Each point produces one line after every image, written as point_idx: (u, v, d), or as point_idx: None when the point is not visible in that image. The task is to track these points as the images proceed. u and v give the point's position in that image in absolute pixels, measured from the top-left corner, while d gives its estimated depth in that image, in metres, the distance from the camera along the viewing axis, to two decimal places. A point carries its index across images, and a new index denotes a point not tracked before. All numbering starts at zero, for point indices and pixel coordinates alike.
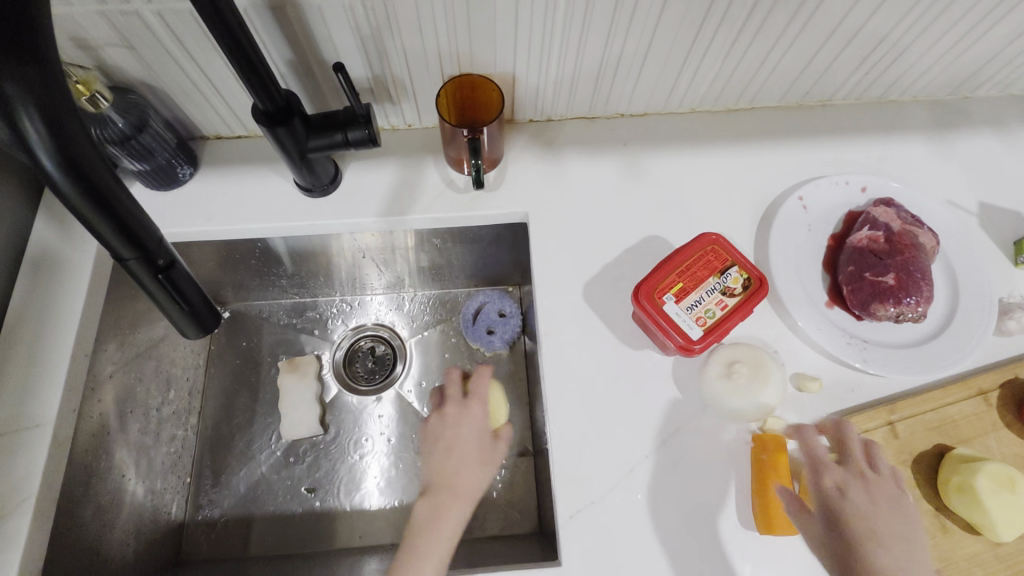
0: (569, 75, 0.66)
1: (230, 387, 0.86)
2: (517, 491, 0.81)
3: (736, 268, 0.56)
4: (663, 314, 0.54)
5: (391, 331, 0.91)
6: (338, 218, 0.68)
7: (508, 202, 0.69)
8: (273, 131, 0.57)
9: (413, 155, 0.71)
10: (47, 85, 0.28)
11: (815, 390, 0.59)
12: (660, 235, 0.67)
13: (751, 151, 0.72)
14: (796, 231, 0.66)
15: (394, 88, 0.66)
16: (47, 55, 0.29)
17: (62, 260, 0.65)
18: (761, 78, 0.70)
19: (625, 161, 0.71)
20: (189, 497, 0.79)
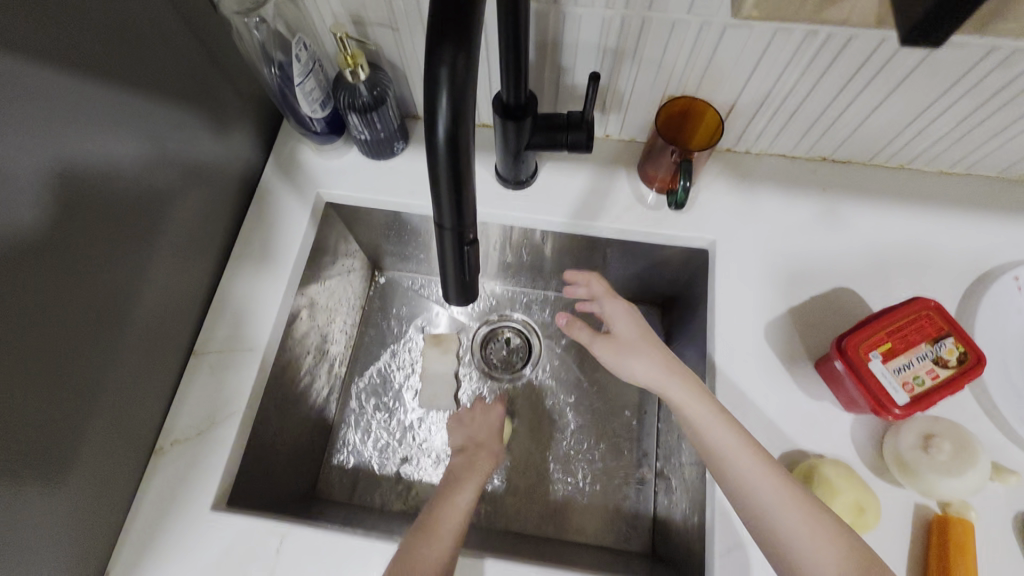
0: (787, 114, 0.66)
1: (377, 347, 0.92)
2: (631, 508, 0.81)
3: (952, 340, 0.53)
4: (867, 370, 0.53)
5: (529, 324, 0.94)
6: (530, 213, 0.71)
7: (695, 227, 0.69)
8: (505, 123, 0.61)
9: (607, 165, 0.73)
10: (464, 83, 0.30)
11: (1012, 482, 0.54)
12: (851, 288, 0.65)
13: (960, 218, 0.68)
14: (1006, 311, 0.62)
15: (610, 100, 0.69)
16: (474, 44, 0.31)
17: (282, 206, 0.72)
18: (991, 147, 0.66)
19: (822, 207, 0.69)
20: (329, 440, 0.86)
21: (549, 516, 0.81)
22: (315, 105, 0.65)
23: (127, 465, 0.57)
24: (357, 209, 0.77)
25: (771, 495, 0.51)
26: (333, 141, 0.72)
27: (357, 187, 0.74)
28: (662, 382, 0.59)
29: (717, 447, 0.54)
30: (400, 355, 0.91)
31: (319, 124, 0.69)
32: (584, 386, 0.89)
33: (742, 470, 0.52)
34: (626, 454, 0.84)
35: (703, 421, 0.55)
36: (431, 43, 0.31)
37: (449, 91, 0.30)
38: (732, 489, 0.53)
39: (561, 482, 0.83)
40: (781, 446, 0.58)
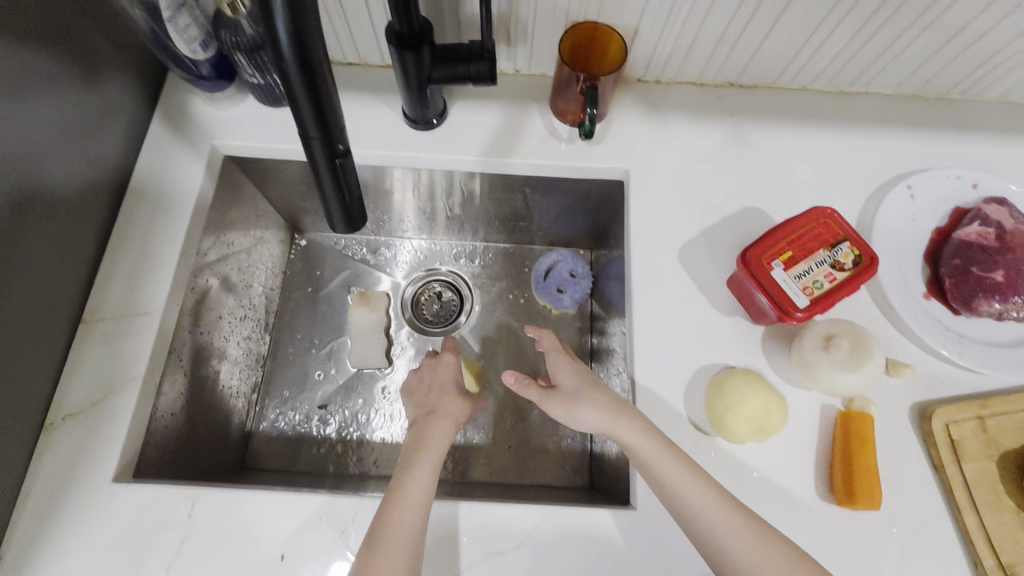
0: (691, 38, 0.66)
1: (303, 312, 0.88)
2: (570, 446, 0.82)
3: (848, 244, 0.55)
4: (770, 279, 0.54)
5: (460, 277, 0.92)
6: (442, 153, 0.69)
7: (609, 157, 0.69)
8: (401, 54, 0.58)
9: (518, 100, 0.71)
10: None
11: (908, 375, 0.58)
12: (760, 207, 0.66)
13: (860, 135, 0.71)
14: (901, 217, 0.65)
15: (514, 30, 0.66)
16: None
17: (174, 161, 0.67)
18: (884, 62, 0.68)
19: (730, 131, 0.70)
20: (257, 409, 0.82)
21: (490, 461, 0.81)
22: (195, 45, 0.60)
23: (15, 444, 0.52)
24: (261, 162, 0.73)
25: (723, 522, 0.49)
26: (225, 87, 0.68)
27: (256, 137, 0.69)
28: (613, 427, 0.54)
29: (673, 485, 0.50)
30: (328, 318, 0.88)
31: (205, 67, 0.64)
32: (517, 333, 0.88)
33: (711, 518, 0.49)
34: None
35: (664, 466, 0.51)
36: None
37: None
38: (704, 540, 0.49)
39: (500, 428, 0.83)
40: (697, 362, 0.59)
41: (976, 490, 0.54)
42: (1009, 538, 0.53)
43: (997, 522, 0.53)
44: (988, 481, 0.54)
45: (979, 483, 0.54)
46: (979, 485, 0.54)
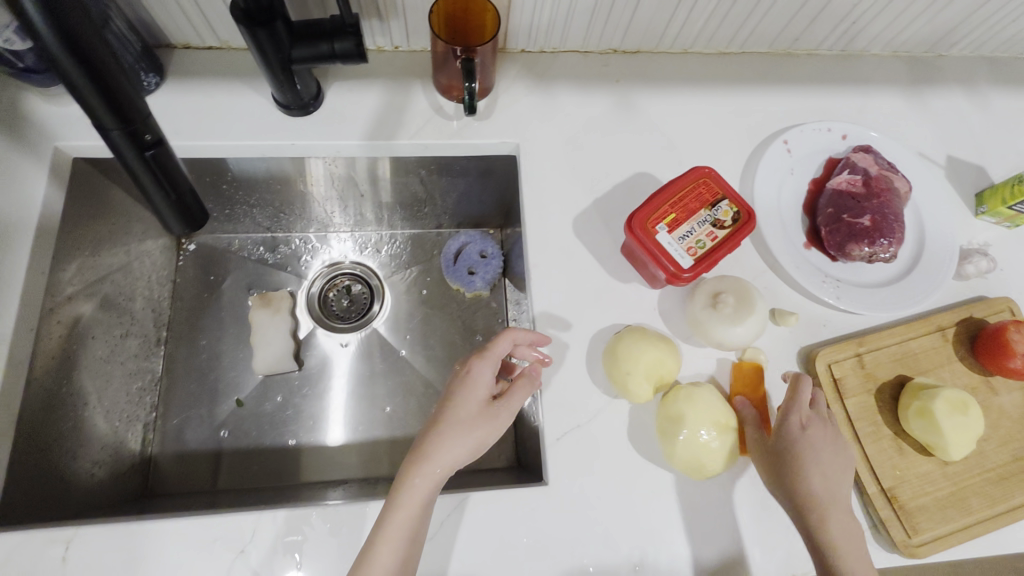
0: (566, 5, 0.65)
1: (199, 320, 0.82)
2: None
3: (727, 202, 0.57)
4: (655, 243, 0.55)
5: (369, 268, 0.89)
6: (322, 139, 0.65)
7: (497, 133, 0.67)
8: (253, 33, 0.53)
9: (400, 79, 0.68)
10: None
11: (793, 323, 0.61)
12: (649, 172, 0.67)
13: (740, 94, 0.73)
14: (781, 172, 0.67)
15: (383, 4, 0.63)
16: None
17: (11, 168, 0.60)
18: (755, 21, 0.70)
19: (617, 97, 0.70)
20: (156, 431, 0.76)
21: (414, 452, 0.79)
22: (9, 32, 0.53)
23: None
24: (121, 163, 0.66)
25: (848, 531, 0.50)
26: (60, 80, 0.60)
27: (108, 135, 0.63)
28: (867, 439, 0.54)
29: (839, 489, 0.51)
30: (229, 325, 0.83)
31: (29, 58, 0.56)
32: (432, 320, 0.86)
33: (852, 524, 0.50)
34: None
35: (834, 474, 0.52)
36: None
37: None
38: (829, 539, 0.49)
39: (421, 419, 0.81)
40: (598, 331, 0.60)
41: (858, 423, 0.58)
42: (887, 463, 0.57)
43: (877, 453, 0.57)
44: (868, 414, 0.58)
45: (861, 416, 0.58)
46: (861, 418, 0.58)
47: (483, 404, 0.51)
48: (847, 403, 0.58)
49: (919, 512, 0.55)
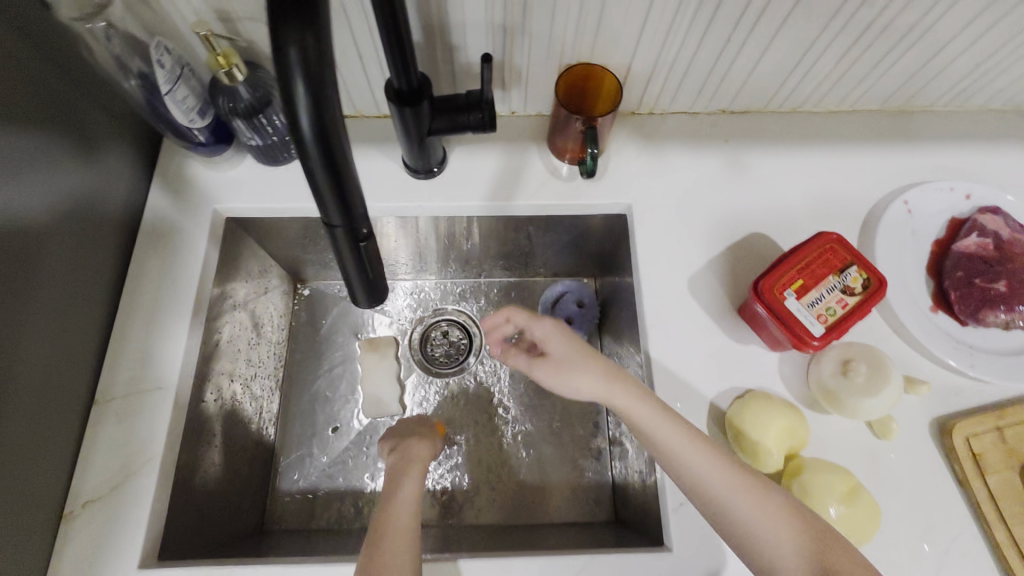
0: (681, 73, 0.67)
1: (311, 362, 0.87)
2: (592, 479, 0.82)
3: (856, 269, 0.56)
4: (784, 309, 0.55)
5: (466, 315, 0.92)
6: (446, 201, 0.69)
7: (611, 194, 0.70)
8: (400, 110, 0.58)
9: (515, 142, 0.72)
10: (319, 65, 0.28)
11: (925, 392, 0.59)
12: (763, 232, 0.67)
13: (851, 153, 0.72)
14: (902, 234, 0.66)
15: (509, 77, 0.68)
16: (324, 23, 0.29)
17: (177, 228, 0.67)
18: (869, 81, 0.70)
19: (727, 158, 0.71)
20: (272, 467, 0.81)
21: (516, 501, 0.81)
22: (193, 114, 0.60)
23: (36, 538, 0.51)
24: (264, 221, 0.72)
25: (744, 509, 0.48)
26: (223, 150, 0.67)
27: (258, 198, 0.69)
28: (605, 396, 0.54)
29: (669, 450, 0.50)
30: (337, 366, 0.88)
31: (202, 134, 0.63)
32: None
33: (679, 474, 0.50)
34: (581, 429, 0.85)
35: (659, 429, 0.51)
36: (274, 23, 0.28)
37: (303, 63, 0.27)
38: (712, 508, 0.49)
39: (520, 467, 0.83)
40: (717, 393, 0.60)
41: (1008, 500, 0.55)
42: None
43: None
44: (1016, 496, 0.55)
45: (1011, 495, 0.55)
46: (1011, 499, 0.55)
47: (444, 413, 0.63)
48: (993, 478, 0.56)
49: None
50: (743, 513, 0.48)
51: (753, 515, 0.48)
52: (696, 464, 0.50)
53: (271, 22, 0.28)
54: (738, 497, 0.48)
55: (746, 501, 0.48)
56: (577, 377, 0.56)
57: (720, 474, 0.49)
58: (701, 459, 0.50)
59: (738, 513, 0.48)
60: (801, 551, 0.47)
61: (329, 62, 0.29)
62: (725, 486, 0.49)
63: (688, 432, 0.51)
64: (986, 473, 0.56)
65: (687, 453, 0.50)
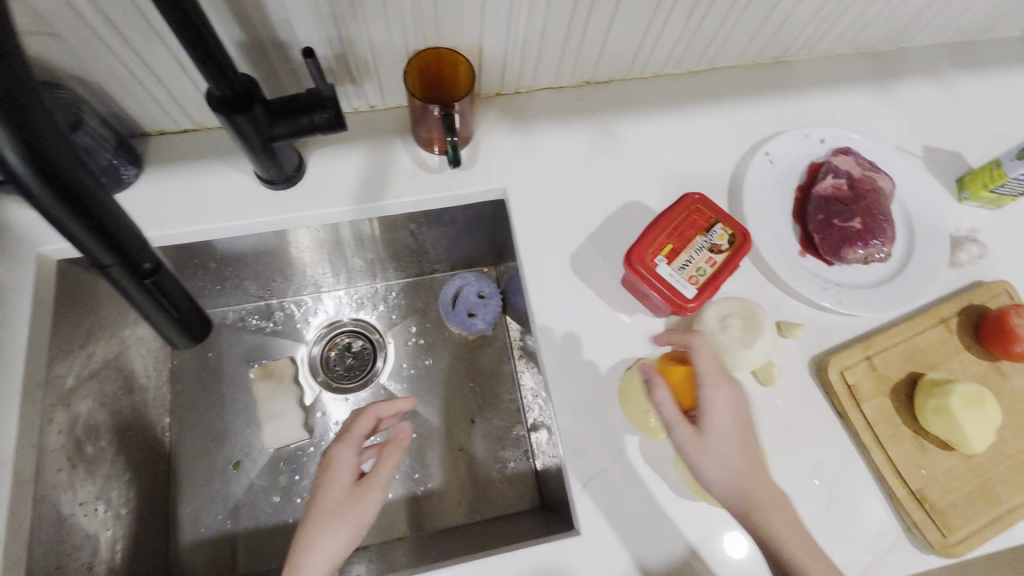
0: (535, 48, 0.65)
1: (201, 399, 0.81)
2: (516, 469, 0.81)
3: (721, 226, 0.57)
4: (657, 276, 0.55)
5: (367, 323, 0.88)
6: (308, 210, 0.65)
7: (484, 180, 0.67)
8: (231, 119, 0.52)
9: (378, 138, 0.68)
10: (25, 107, 0.32)
11: (800, 334, 0.61)
12: (639, 200, 0.67)
13: (715, 111, 0.74)
14: (767, 185, 0.68)
15: (357, 69, 0.63)
16: (30, 77, 0.33)
17: None
18: (721, 38, 0.71)
19: (596, 130, 0.71)
20: (171, 519, 0.75)
21: (441, 505, 0.79)
22: None
23: None
24: None
25: (800, 549, 0.47)
26: None
27: None
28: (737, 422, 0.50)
29: (761, 492, 0.49)
30: (231, 400, 0.81)
31: None
32: (439, 367, 0.86)
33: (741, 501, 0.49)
34: (499, 421, 0.84)
35: (752, 468, 0.49)
36: None
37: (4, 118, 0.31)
38: (767, 535, 0.48)
39: (441, 470, 0.81)
40: (609, 368, 0.59)
41: (882, 423, 0.58)
42: (914, 464, 0.57)
43: (907, 460, 0.57)
44: (888, 418, 0.59)
45: (884, 418, 0.59)
46: (885, 421, 0.58)
47: (350, 486, 0.51)
48: (868, 405, 0.59)
49: (950, 509, 0.56)
50: (797, 555, 0.47)
51: (807, 555, 0.47)
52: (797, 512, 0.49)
53: None
54: (803, 543, 0.48)
55: (798, 532, 0.48)
56: (342, 523, 0.49)
57: (791, 521, 0.48)
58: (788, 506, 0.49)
59: (793, 548, 0.47)
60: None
61: (39, 103, 0.33)
62: (795, 531, 0.48)
63: (769, 488, 0.49)
64: (861, 401, 0.59)
65: (761, 492, 0.49)
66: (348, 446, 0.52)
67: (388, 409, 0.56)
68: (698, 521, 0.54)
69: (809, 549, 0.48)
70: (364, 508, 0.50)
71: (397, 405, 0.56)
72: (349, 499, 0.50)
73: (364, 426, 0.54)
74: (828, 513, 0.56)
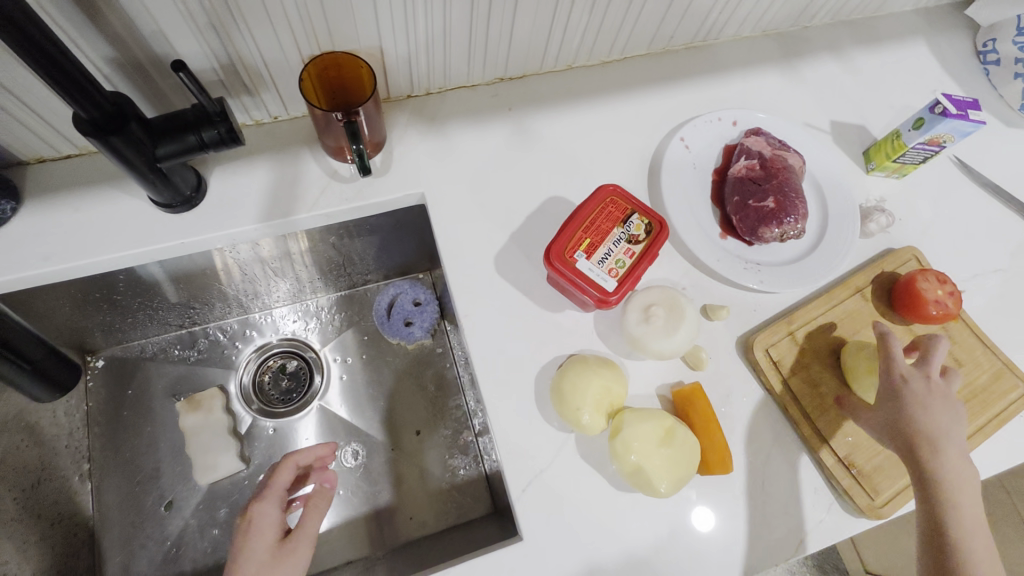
0: (439, 47, 0.64)
1: (123, 441, 0.76)
2: (467, 477, 0.80)
3: (637, 216, 0.57)
4: (576, 272, 0.55)
5: (300, 342, 0.84)
6: (212, 232, 0.61)
7: (400, 187, 0.65)
8: (103, 143, 0.48)
9: (284, 150, 0.65)
10: None
11: (725, 316, 0.62)
12: (560, 194, 0.67)
13: (630, 100, 0.74)
14: (684, 171, 0.68)
15: (251, 80, 0.60)
16: None
17: None
18: (628, 27, 0.71)
19: (512, 127, 0.70)
20: (100, 572, 0.71)
21: (392, 521, 0.77)
22: None
23: None
24: None
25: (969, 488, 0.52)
26: None
27: None
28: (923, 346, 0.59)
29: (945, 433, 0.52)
30: (157, 438, 0.77)
31: None
32: (379, 380, 0.83)
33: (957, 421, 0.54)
34: (446, 429, 0.82)
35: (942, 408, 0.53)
36: None
37: None
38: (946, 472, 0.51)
39: (389, 487, 0.79)
40: (540, 368, 0.59)
41: (807, 395, 0.59)
42: (839, 432, 0.59)
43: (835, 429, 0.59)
44: (813, 390, 0.60)
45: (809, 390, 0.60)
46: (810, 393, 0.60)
47: (275, 545, 0.49)
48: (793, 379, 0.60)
49: (876, 472, 0.58)
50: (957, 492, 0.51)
51: (967, 490, 0.51)
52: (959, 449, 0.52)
53: None
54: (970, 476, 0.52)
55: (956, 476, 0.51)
56: None
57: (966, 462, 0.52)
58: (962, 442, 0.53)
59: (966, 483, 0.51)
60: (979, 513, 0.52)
61: None
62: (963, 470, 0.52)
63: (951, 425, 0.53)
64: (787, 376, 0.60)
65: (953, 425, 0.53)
66: (268, 504, 0.51)
67: (307, 457, 0.56)
68: (637, 512, 0.54)
69: (966, 493, 0.51)
70: (293, 563, 0.49)
71: (314, 451, 0.57)
72: (272, 562, 0.48)
73: (282, 479, 0.53)
74: (764, 489, 0.57)
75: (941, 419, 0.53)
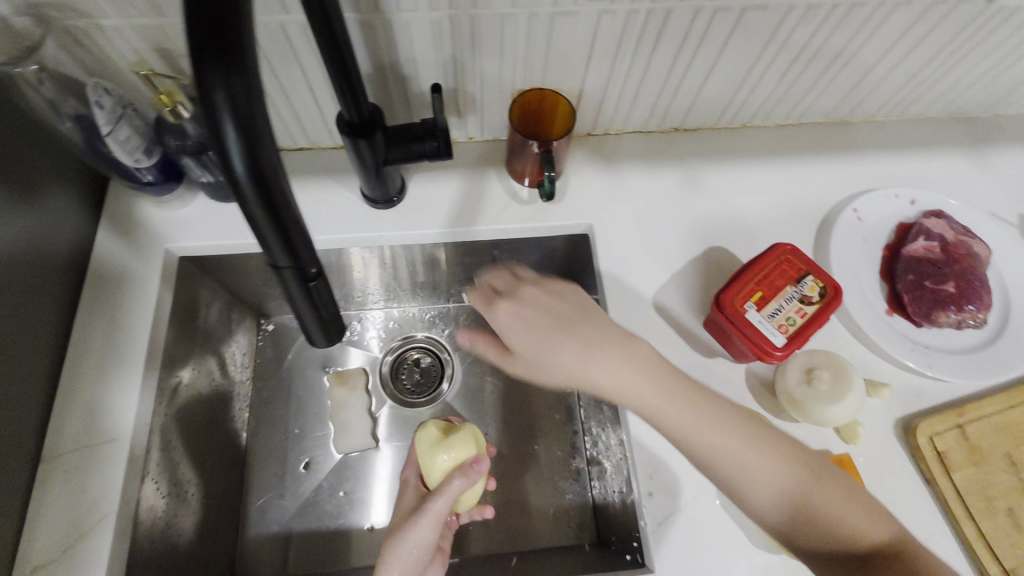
0: (632, 94, 0.69)
1: (278, 399, 0.85)
2: (573, 502, 0.81)
3: (812, 277, 0.58)
4: (746, 321, 0.56)
5: (436, 342, 0.91)
6: (407, 230, 0.69)
7: (572, 215, 0.70)
8: (354, 142, 0.57)
9: (475, 168, 0.72)
10: (247, 103, 0.27)
11: (886, 394, 0.60)
12: (722, 246, 0.69)
13: (801, 165, 0.75)
14: (854, 241, 0.68)
15: (464, 104, 0.68)
16: (250, 58, 0.27)
17: (126, 271, 0.65)
18: (813, 96, 0.72)
19: (682, 175, 0.73)
20: (242, 514, 0.78)
21: (494, 528, 0.80)
22: (138, 153, 0.58)
23: None
24: (221, 259, 0.71)
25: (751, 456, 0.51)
26: (173, 188, 0.65)
27: (214, 237, 0.67)
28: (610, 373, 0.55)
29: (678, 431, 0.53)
30: (303, 402, 0.85)
31: (149, 173, 0.61)
32: (503, 390, 0.88)
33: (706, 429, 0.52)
34: (559, 451, 0.84)
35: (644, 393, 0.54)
36: (194, 63, 0.26)
37: (223, 99, 0.26)
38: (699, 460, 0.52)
39: (498, 494, 0.82)
40: None
41: (975, 494, 0.56)
42: (1008, 542, 0.55)
43: (1005, 537, 0.55)
44: (981, 490, 0.56)
45: (976, 490, 0.56)
46: (977, 493, 0.56)
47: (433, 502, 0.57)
48: (960, 473, 0.57)
49: None
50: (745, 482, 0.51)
51: (743, 469, 0.51)
52: (701, 424, 0.52)
53: (190, 62, 0.26)
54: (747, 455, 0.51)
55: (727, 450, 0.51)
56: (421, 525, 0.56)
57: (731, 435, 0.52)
58: (701, 418, 0.53)
59: (747, 461, 0.51)
60: (807, 484, 0.51)
61: (259, 98, 0.27)
62: (739, 450, 0.52)
63: (688, 414, 0.53)
64: (951, 468, 0.57)
65: (710, 435, 0.52)
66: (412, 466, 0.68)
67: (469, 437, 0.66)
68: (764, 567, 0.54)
69: (737, 453, 0.51)
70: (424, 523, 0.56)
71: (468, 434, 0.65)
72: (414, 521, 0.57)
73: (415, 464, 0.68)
74: None
75: (700, 429, 0.52)
